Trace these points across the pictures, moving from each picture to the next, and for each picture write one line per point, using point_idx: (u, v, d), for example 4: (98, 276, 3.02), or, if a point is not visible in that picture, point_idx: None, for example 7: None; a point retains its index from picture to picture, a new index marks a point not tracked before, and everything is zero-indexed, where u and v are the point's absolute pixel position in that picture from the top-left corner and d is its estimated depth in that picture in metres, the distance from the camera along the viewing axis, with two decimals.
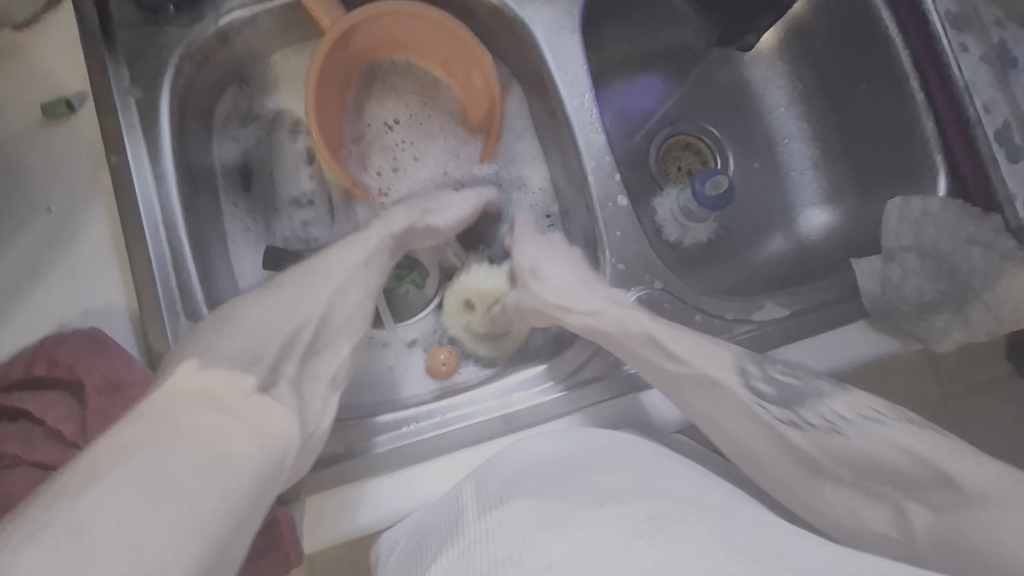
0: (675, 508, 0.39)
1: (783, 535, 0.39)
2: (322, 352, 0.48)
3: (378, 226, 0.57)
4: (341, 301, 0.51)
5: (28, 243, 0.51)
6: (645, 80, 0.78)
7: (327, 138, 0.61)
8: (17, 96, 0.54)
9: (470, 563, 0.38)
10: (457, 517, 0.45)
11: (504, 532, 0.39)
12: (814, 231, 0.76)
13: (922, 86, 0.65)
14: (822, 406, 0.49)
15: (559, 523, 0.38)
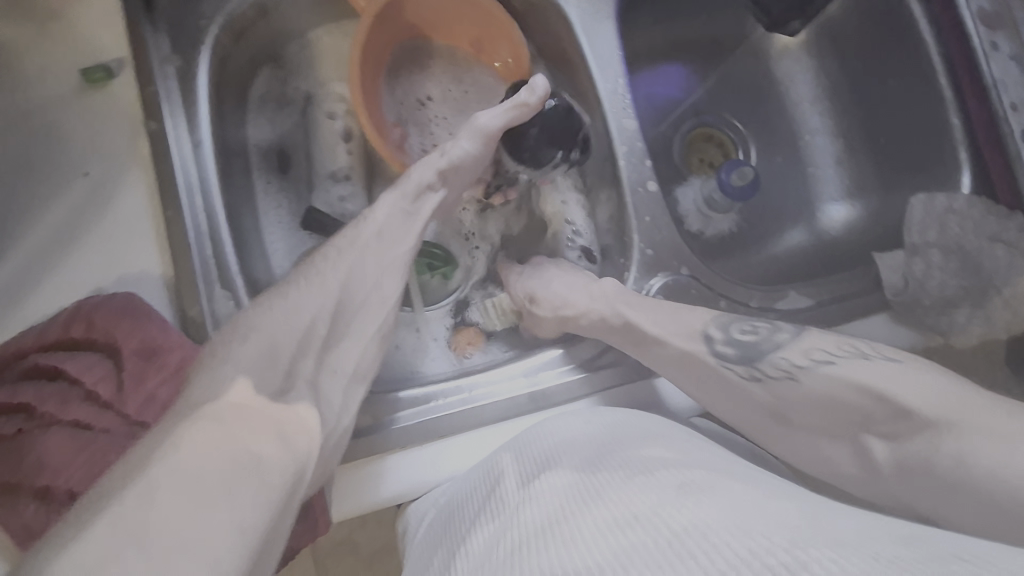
0: (707, 477, 0.39)
1: (830, 510, 0.37)
2: (339, 344, 0.50)
3: (389, 190, 0.57)
4: (365, 280, 0.53)
5: (66, 208, 0.52)
6: (670, 68, 0.83)
7: (372, 115, 0.61)
8: (54, 60, 0.53)
9: (509, 537, 0.38)
10: (486, 487, 0.45)
11: (541, 504, 0.40)
12: (835, 225, 0.80)
13: (952, 84, 0.70)
14: (776, 356, 0.51)
15: (593, 498, 0.38)
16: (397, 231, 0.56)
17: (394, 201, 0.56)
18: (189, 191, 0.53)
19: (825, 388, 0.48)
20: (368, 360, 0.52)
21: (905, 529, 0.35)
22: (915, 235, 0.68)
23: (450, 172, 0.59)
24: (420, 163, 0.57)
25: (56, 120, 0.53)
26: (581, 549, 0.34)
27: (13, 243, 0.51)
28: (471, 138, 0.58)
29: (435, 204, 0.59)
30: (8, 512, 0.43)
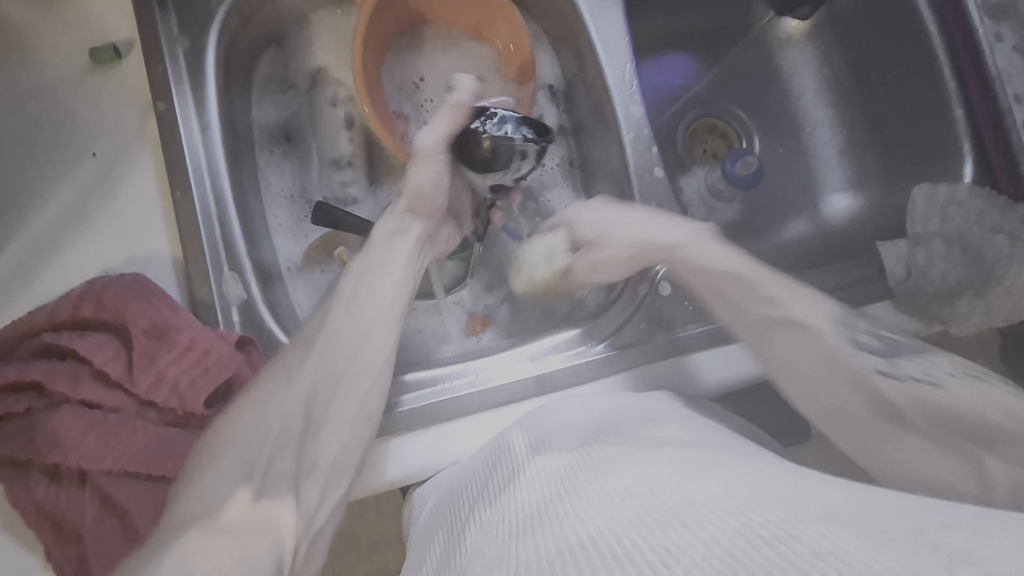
0: (699, 458, 0.39)
1: (820, 482, 0.37)
2: (320, 433, 0.47)
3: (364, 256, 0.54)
4: (345, 343, 0.50)
5: (74, 189, 0.52)
6: (675, 57, 0.83)
7: (373, 93, 0.61)
8: (61, 41, 0.53)
9: (506, 515, 0.39)
10: (480, 476, 0.45)
11: (539, 480, 0.40)
12: (836, 216, 0.81)
13: (955, 74, 0.70)
14: (923, 364, 0.49)
15: (587, 475, 0.39)
16: (370, 288, 0.53)
17: (365, 262, 0.54)
18: (197, 171, 0.52)
19: (971, 404, 0.45)
20: (363, 406, 0.48)
21: (897, 497, 0.34)
22: (917, 225, 0.70)
23: (420, 205, 0.58)
24: (382, 220, 0.57)
25: (64, 100, 0.53)
26: (573, 518, 0.35)
27: (20, 222, 0.51)
28: (431, 166, 0.57)
29: (414, 239, 0.57)
30: (22, 485, 0.44)
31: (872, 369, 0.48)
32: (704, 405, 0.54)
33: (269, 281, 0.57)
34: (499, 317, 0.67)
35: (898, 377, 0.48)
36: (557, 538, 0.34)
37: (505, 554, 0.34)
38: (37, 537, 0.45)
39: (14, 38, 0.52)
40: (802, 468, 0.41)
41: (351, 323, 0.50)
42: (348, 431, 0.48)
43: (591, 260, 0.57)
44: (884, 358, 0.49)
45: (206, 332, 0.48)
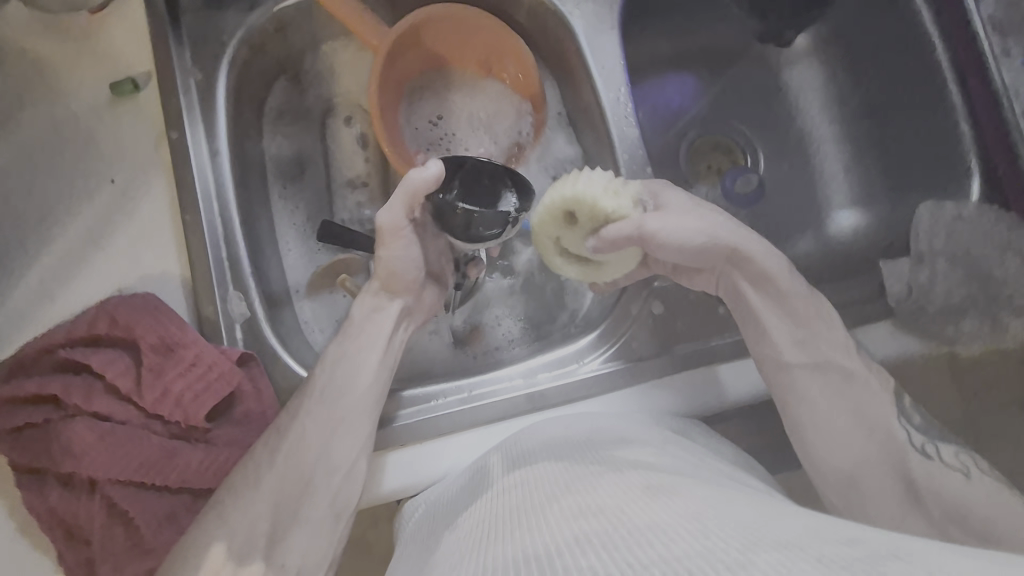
0: (672, 480, 0.40)
1: (789, 513, 0.37)
2: (310, 500, 0.49)
3: (355, 328, 0.55)
4: (330, 408, 0.51)
5: (93, 212, 0.55)
6: (677, 78, 0.84)
7: (389, 132, 0.62)
8: (86, 75, 0.57)
9: (481, 521, 0.40)
10: (460, 493, 0.47)
11: (515, 492, 0.42)
12: (842, 232, 0.79)
13: (962, 91, 0.70)
14: (957, 452, 0.54)
15: (561, 488, 0.40)
16: (351, 363, 0.53)
17: (349, 335, 0.55)
18: (206, 196, 0.55)
19: (983, 494, 0.51)
20: (354, 443, 0.50)
21: (863, 531, 0.35)
22: (921, 243, 0.68)
23: (395, 285, 0.57)
24: (357, 301, 0.57)
25: (86, 129, 0.56)
26: (543, 531, 0.36)
27: (43, 243, 0.54)
28: (400, 249, 0.55)
29: (393, 317, 0.57)
30: (38, 492, 0.47)
31: (921, 446, 0.53)
32: (691, 424, 0.55)
33: (274, 300, 0.60)
34: (497, 333, 0.68)
35: (933, 456, 0.53)
36: (524, 546, 0.35)
37: (475, 558, 0.36)
38: (51, 542, 0.48)
39: (42, 71, 0.56)
40: (773, 498, 0.42)
41: (352, 349, 0.54)
42: (339, 475, 0.50)
43: (660, 225, 0.54)
44: (926, 436, 0.54)
45: (210, 349, 0.51)
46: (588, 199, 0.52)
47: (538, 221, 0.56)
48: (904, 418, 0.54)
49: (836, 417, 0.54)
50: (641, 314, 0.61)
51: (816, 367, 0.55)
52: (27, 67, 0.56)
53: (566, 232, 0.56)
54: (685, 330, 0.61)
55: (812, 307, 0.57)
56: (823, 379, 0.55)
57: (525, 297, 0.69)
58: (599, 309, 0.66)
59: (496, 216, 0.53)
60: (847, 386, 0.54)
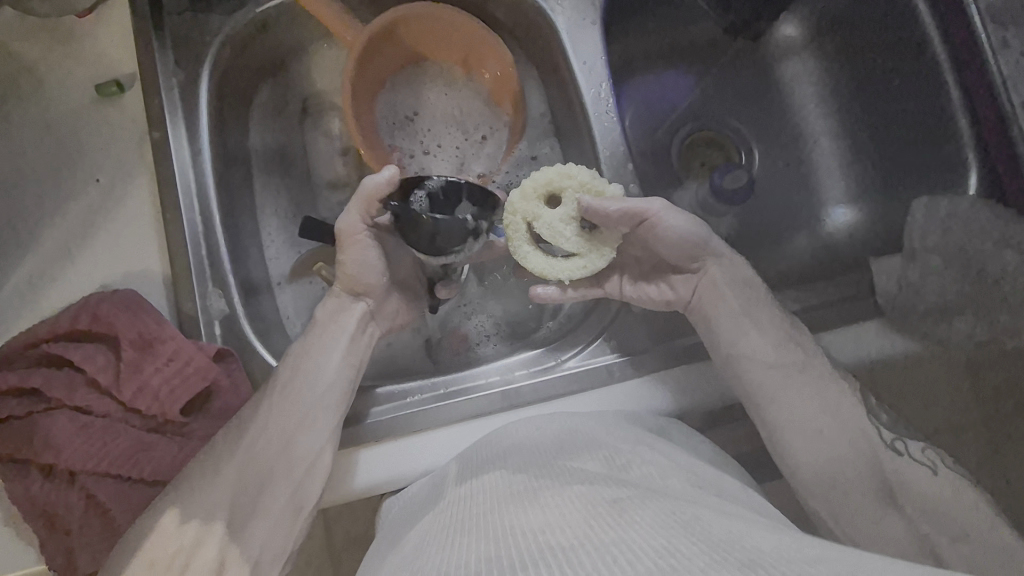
0: (638, 494, 0.39)
1: (757, 529, 0.37)
2: (273, 489, 0.50)
3: (328, 325, 0.56)
4: (289, 404, 0.52)
5: (79, 210, 0.57)
6: (671, 73, 0.80)
7: (364, 132, 0.63)
8: (73, 76, 0.58)
9: (445, 528, 0.40)
10: (427, 499, 0.47)
11: (480, 501, 0.42)
12: (839, 229, 0.77)
13: (959, 83, 0.66)
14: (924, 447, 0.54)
15: (527, 498, 0.40)
16: (316, 358, 0.54)
17: (316, 332, 0.56)
18: (187, 195, 0.56)
19: (953, 494, 0.52)
20: (317, 435, 0.51)
21: (830, 552, 0.34)
22: (915, 240, 0.68)
23: (358, 286, 0.57)
24: (320, 305, 0.58)
25: (73, 128, 0.58)
26: (504, 543, 0.36)
27: (32, 239, 0.56)
28: (356, 252, 0.56)
29: (356, 318, 0.57)
30: (19, 482, 0.49)
31: (891, 444, 0.53)
32: (668, 422, 0.54)
33: (255, 297, 0.61)
34: (480, 333, 0.67)
35: (902, 453, 0.53)
36: (485, 557, 0.34)
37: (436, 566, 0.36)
38: (32, 531, 0.49)
39: (31, 74, 0.58)
40: (744, 510, 0.42)
41: (321, 345, 0.55)
42: (304, 466, 0.51)
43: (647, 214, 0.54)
44: (894, 433, 0.54)
45: (187, 345, 0.52)
46: (578, 174, 0.53)
47: (516, 201, 0.53)
48: (874, 418, 0.54)
49: (816, 420, 0.53)
50: (619, 312, 0.61)
51: (778, 362, 0.54)
52: (15, 69, 0.58)
53: (544, 214, 0.53)
54: (662, 330, 0.61)
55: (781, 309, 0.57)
56: (794, 378, 0.54)
57: (506, 295, 0.69)
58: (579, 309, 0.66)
59: (454, 228, 0.49)
60: (815, 385, 0.54)
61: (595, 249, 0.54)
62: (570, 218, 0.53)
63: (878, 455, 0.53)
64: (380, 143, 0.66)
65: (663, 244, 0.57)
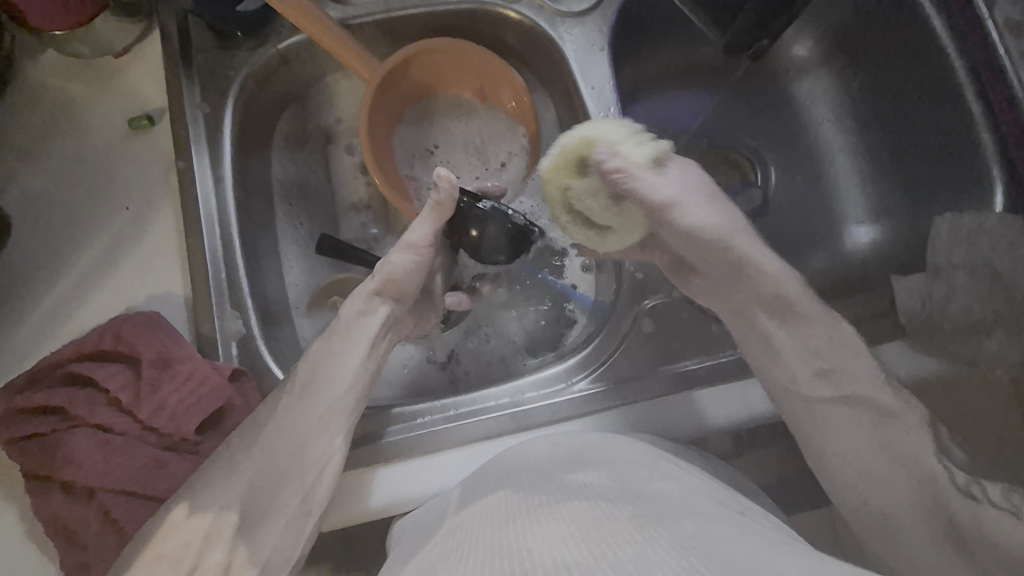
0: (658, 512, 0.38)
1: (785, 551, 0.35)
2: (270, 521, 0.48)
3: (337, 344, 0.54)
4: (304, 416, 0.51)
5: (107, 236, 0.60)
6: (687, 96, 0.81)
7: (380, 160, 0.65)
8: (108, 111, 0.62)
9: (455, 543, 0.39)
10: (444, 513, 0.46)
11: (493, 514, 0.41)
12: (859, 249, 0.76)
13: (981, 97, 0.63)
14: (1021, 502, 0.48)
15: (540, 511, 0.39)
16: (329, 368, 0.53)
17: (320, 355, 0.54)
18: (208, 219, 0.59)
19: None
20: (321, 453, 0.50)
21: None
22: (939, 257, 0.65)
23: (397, 291, 0.57)
24: (348, 301, 0.56)
25: (105, 159, 0.61)
26: (517, 557, 0.35)
27: (62, 264, 0.59)
28: (409, 253, 0.56)
29: (379, 321, 0.56)
30: (41, 497, 0.50)
31: (965, 487, 0.49)
32: (682, 448, 0.52)
33: (273, 318, 0.62)
34: (498, 353, 0.68)
35: (979, 498, 0.48)
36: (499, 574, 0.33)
37: None
38: (53, 545, 0.51)
39: (70, 109, 0.62)
40: (771, 529, 0.40)
41: (320, 361, 0.53)
42: (308, 483, 0.49)
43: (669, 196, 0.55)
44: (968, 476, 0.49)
45: (203, 364, 0.53)
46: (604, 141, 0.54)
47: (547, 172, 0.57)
48: (943, 456, 0.50)
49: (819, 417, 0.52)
50: (632, 332, 0.60)
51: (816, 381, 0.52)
52: (55, 105, 0.62)
53: (574, 185, 0.56)
54: (677, 349, 0.59)
55: (812, 312, 0.54)
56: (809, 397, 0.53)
57: (524, 315, 0.69)
58: (587, 328, 0.67)
59: (502, 237, 0.57)
60: (832, 376, 0.52)
61: (625, 223, 0.57)
62: (595, 190, 0.55)
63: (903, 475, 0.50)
64: (396, 171, 0.68)
65: (673, 234, 0.57)
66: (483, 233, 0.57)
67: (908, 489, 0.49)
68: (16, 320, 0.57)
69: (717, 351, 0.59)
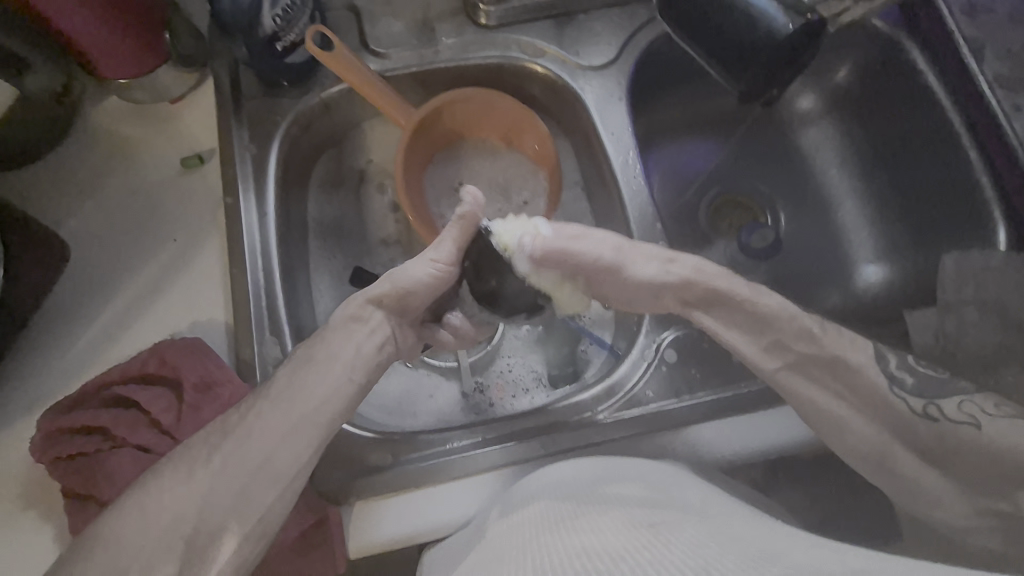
0: (677, 518, 0.40)
1: (802, 545, 0.37)
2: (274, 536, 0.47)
3: (320, 347, 0.52)
4: (294, 425, 0.48)
5: (155, 266, 0.63)
6: (697, 142, 0.85)
7: (412, 199, 0.69)
8: (161, 152, 0.67)
9: (487, 559, 0.41)
10: (480, 533, 0.47)
11: (523, 528, 0.43)
12: (870, 288, 0.79)
13: (976, 145, 0.68)
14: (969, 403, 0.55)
15: (566, 524, 0.41)
16: (305, 380, 0.50)
17: (300, 355, 0.52)
18: (252, 251, 0.62)
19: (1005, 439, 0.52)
20: (292, 461, 0.48)
21: (874, 561, 0.35)
22: (949, 293, 0.67)
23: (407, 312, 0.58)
24: (342, 305, 0.54)
25: (156, 195, 0.65)
26: (543, 567, 0.36)
27: (110, 293, 0.62)
28: (426, 263, 0.54)
29: (369, 328, 0.54)
30: (80, 518, 0.52)
31: (924, 411, 0.55)
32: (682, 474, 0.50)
33: None
34: (517, 386, 0.69)
35: (938, 418, 0.54)
36: None
37: None
38: None
39: (126, 149, 0.67)
40: (790, 529, 0.42)
41: (308, 374, 0.50)
42: (265, 502, 0.47)
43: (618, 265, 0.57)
44: (925, 398, 0.55)
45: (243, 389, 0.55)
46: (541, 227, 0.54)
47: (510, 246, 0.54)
48: (896, 384, 0.55)
49: (788, 380, 0.56)
50: (654, 363, 0.61)
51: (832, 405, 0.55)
52: (113, 146, 0.67)
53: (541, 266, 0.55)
54: (699, 379, 0.61)
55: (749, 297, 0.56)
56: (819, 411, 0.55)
57: (542, 350, 0.71)
58: (603, 364, 0.69)
59: (525, 292, 0.55)
60: (776, 346, 0.56)
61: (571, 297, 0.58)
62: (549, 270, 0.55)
63: (893, 423, 0.55)
64: (426, 209, 0.71)
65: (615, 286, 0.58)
66: (501, 283, 0.55)
67: (900, 435, 0.55)
68: (67, 345, 0.60)
69: (738, 382, 0.60)
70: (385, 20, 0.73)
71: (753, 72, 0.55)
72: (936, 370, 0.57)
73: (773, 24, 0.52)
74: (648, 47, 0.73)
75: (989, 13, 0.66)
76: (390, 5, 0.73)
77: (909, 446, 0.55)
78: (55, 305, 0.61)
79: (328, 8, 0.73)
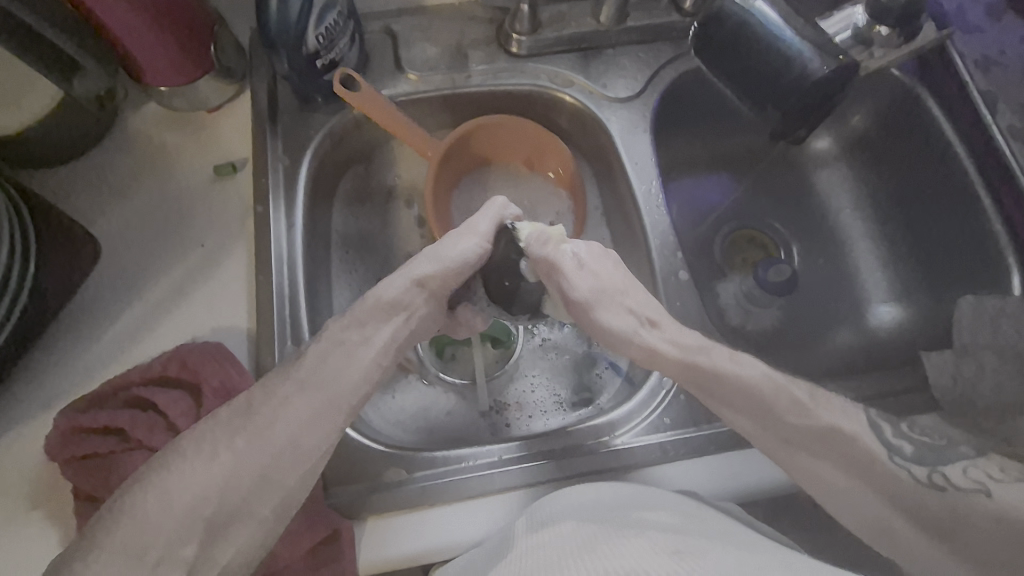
0: (699, 545, 0.39)
1: None
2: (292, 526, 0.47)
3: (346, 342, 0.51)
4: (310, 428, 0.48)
5: (181, 269, 0.64)
6: (713, 178, 0.87)
7: (440, 219, 0.70)
8: (195, 158, 0.68)
9: (515, 569, 0.41)
10: (510, 540, 0.47)
11: (549, 547, 0.42)
12: (883, 328, 0.79)
13: (991, 193, 0.69)
14: (966, 467, 0.52)
15: (592, 544, 0.40)
16: (336, 364, 0.50)
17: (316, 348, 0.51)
18: (278, 260, 0.63)
19: (1015, 502, 0.49)
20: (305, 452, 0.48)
21: None
22: (964, 335, 0.67)
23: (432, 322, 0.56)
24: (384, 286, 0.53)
25: (188, 200, 0.66)
26: None
27: (135, 295, 0.63)
28: (472, 240, 0.54)
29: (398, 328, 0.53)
30: (91, 520, 0.51)
31: (929, 480, 0.51)
32: (698, 504, 0.50)
33: None
34: (530, 409, 0.69)
35: (945, 487, 0.51)
36: None
37: None
38: None
39: (160, 154, 0.68)
40: (811, 560, 0.42)
41: (338, 363, 0.50)
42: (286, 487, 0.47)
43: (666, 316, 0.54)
44: (925, 466, 0.52)
45: None
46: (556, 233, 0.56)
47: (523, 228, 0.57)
48: (894, 453, 0.52)
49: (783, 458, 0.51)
50: (673, 390, 0.61)
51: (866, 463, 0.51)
52: (148, 150, 0.68)
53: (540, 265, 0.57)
54: None
55: (728, 367, 0.52)
56: None
57: (556, 374, 0.71)
58: (617, 393, 0.69)
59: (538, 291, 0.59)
60: (767, 421, 0.51)
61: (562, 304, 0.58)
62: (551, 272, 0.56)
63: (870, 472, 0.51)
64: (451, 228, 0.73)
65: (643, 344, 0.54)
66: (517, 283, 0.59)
67: (901, 499, 0.51)
68: (91, 342, 0.61)
69: None
70: (420, 44, 0.75)
71: (785, 109, 0.57)
72: (929, 437, 0.54)
73: (805, 68, 0.53)
74: (671, 84, 0.75)
75: (1001, 68, 0.68)
76: (426, 30, 0.76)
77: (913, 516, 0.51)
78: (82, 303, 0.62)
79: (366, 31, 0.75)
